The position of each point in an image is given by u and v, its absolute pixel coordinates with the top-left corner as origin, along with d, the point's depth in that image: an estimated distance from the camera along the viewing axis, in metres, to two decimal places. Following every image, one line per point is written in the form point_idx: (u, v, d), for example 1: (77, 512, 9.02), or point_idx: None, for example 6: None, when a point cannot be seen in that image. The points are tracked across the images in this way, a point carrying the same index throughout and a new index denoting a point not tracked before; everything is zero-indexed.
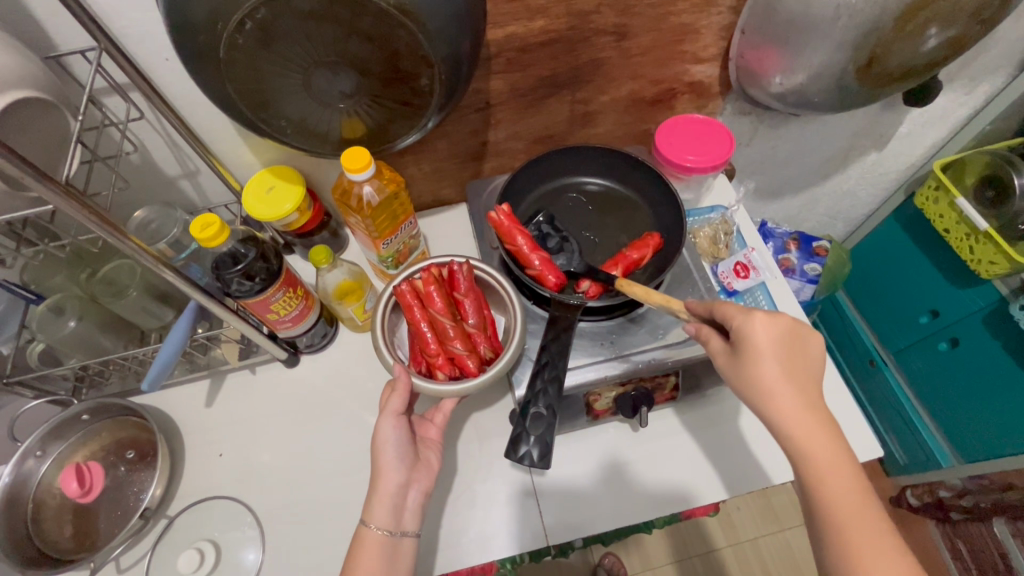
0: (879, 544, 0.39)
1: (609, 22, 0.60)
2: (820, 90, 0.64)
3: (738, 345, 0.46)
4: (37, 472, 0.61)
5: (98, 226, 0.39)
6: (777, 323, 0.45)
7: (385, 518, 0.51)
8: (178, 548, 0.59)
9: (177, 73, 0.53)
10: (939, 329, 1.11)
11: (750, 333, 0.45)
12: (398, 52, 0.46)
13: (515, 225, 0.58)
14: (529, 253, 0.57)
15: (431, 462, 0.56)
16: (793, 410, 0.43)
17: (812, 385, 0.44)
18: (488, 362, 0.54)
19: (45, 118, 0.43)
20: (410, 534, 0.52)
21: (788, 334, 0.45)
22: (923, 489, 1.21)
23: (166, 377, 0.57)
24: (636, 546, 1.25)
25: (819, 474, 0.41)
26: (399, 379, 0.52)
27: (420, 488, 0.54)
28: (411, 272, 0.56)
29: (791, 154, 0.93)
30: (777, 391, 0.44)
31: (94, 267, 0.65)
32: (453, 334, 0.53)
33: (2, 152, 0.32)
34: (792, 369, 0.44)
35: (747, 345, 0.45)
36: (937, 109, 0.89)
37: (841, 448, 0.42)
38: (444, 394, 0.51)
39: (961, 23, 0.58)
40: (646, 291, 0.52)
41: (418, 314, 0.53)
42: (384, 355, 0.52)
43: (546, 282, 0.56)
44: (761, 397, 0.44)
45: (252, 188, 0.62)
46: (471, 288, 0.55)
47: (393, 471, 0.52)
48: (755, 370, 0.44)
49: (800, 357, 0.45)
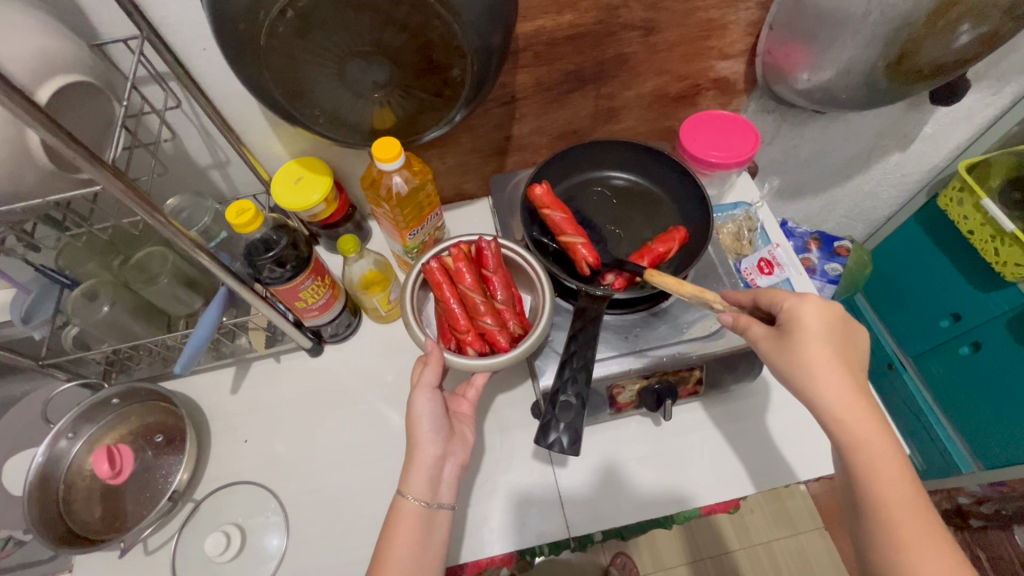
0: (926, 528, 0.39)
1: (638, 17, 0.60)
2: (847, 87, 0.63)
3: (788, 327, 0.46)
4: (68, 453, 0.62)
5: (140, 208, 0.40)
6: (830, 308, 0.46)
7: (422, 489, 0.52)
8: (206, 529, 0.60)
9: (213, 63, 0.54)
10: (959, 333, 1.11)
11: (802, 316, 0.45)
12: (432, 42, 0.47)
13: (555, 204, 0.59)
14: (574, 233, 0.58)
15: (465, 435, 0.58)
16: (845, 394, 0.43)
17: (859, 371, 0.45)
18: (517, 339, 0.54)
19: (91, 102, 0.44)
20: (445, 506, 0.53)
21: (840, 320, 0.46)
22: (941, 495, 1.17)
23: (198, 360, 0.57)
24: (648, 547, 1.24)
25: (870, 458, 0.41)
26: (432, 355, 0.52)
27: (455, 460, 0.56)
28: (441, 250, 0.57)
29: (812, 153, 0.93)
30: (828, 373, 0.43)
31: (127, 254, 0.66)
32: (483, 309, 0.53)
33: (55, 130, 0.33)
34: (842, 353, 0.44)
35: (798, 326, 0.45)
36: (963, 110, 0.88)
37: (889, 433, 0.42)
38: (475, 367, 0.51)
39: (993, 20, 0.58)
40: (677, 281, 0.51)
41: (448, 292, 0.54)
42: (415, 330, 0.53)
43: (587, 260, 0.57)
44: (810, 379, 0.44)
45: (281, 178, 0.63)
46: (499, 265, 0.55)
47: (429, 443, 0.53)
48: (805, 355, 0.44)
49: (849, 343, 0.45)
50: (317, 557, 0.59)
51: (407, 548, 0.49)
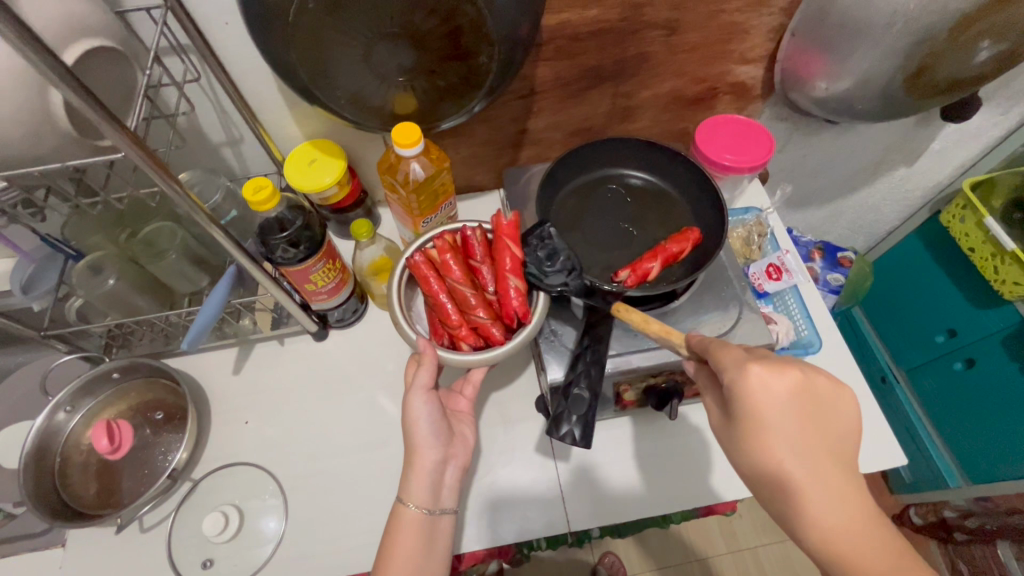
0: None
1: (662, 17, 0.60)
2: (864, 97, 0.64)
3: (737, 406, 0.42)
4: (66, 427, 0.62)
5: (161, 178, 0.40)
6: (787, 378, 0.41)
7: (423, 498, 0.52)
8: (204, 510, 0.60)
9: (235, 38, 0.53)
10: (954, 348, 1.12)
11: (747, 388, 0.41)
12: (460, 28, 0.47)
13: (513, 240, 0.53)
14: (510, 273, 0.52)
15: (465, 436, 0.59)
16: (812, 486, 0.40)
17: (830, 445, 0.41)
18: (512, 331, 0.54)
19: (114, 73, 0.44)
20: (447, 512, 0.54)
21: (800, 388, 0.41)
22: (928, 509, 1.19)
23: (204, 339, 0.56)
24: (636, 547, 1.25)
25: (836, 537, 0.39)
26: (425, 353, 0.52)
27: (456, 463, 0.57)
28: (425, 243, 0.56)
29: (821, 164, 0.94)
30: (791, 461, 0.40)
31: (135, 228, 0.64)
32: (475, 302, 0.53)
33: (73, 83, 0.32)
34: (804, 430, 0.41)
35: (748, 406, 0.41)
36: (972, 128, 0.89)
37: (851, 508, 0.40)
38: (471, 363, 0.51)
39: (1012, 39, 0.58)
40: (643, 316, 0.50)
41: (436, 286, 0.53)
42: (405, 330, 0.52)
43: (510, 307, 0.51)
44: (774, 471, 0.41)
45: (294, 159, 0.62)
46: (486, 254, 0.55)
47: (428, 448, 0.54)
48: (757, 427, 0.41)
49: (810, 406, 0.41)
50: (315, 541, 0.58)
51: (411, 553, 0.50)
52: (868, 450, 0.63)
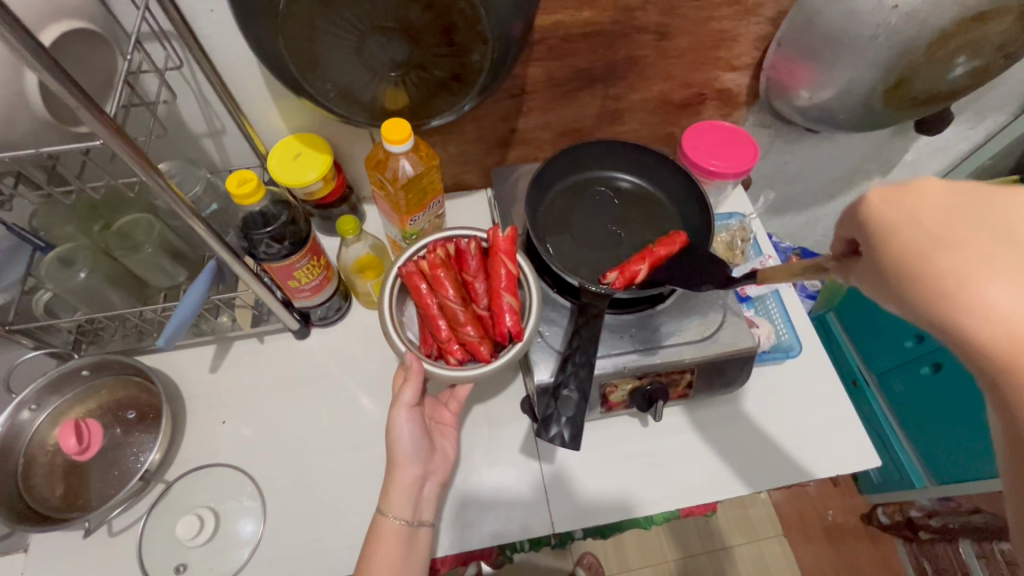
0: None
1: (652, 21, 0.61)
2: (844, 108, 0.65)
3: (878, 254, 0.28)
4: (31, 425, 0.59)
5: (141, 168, 0.38)
6: (927, 185, 0.28)
7: (402, 509, 0.53)
8: (175, 515, 0.58)
9: (218, 26, 0.52)
10: (923, 353, 1.10)
11: (877, 215, 0.28)
12: (455, 26, 0.46)
13: (509, 255, 0.53)
14: (503, 290, 0.51)
15: (446, 451, 0.59)
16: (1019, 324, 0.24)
17: None
18: (501, 348, 0.53)
19: (90, 57, 0.42)
20: (426, 523, 0.54)
21: (960, 193, 0.27)
22: (894, 508, 1.24)
23: (181, 335, 0.54)
24: (614, 547, 1.26)
25: None
26: (411, 367, 0.51)
27: (436, 479, 0.57)
28: (417, 252, 0.55)
29: (799, 173, 0.96)
30: (976, 287, 0.25)
31: (107, 220, 0.63)
32: (464, 319, 0.52)
33: (56, 71, 0.31)
34: (1002, 246, 0.25)
35: (884, 237, 0.28)
36: (942, 141, 0.93)
37: None
38: (456, 379, 0.51)
39: (985, 55, 0.61)
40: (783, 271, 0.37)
41: (428, 299, 0.52)
42: (394, 341, 0.51)
43: (501, 327, 0.51)
44: (951, 311, 0.26)
45: (278, 153, 0.61)
46: (480, 270, 0.55)
47: (409, 464, 0.54)
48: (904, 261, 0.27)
49: (1003, 217, 0.26)
50: (294, 544, 0.57)
51: (389, 562, 0.50)
52: (846, 449, 0.63)
